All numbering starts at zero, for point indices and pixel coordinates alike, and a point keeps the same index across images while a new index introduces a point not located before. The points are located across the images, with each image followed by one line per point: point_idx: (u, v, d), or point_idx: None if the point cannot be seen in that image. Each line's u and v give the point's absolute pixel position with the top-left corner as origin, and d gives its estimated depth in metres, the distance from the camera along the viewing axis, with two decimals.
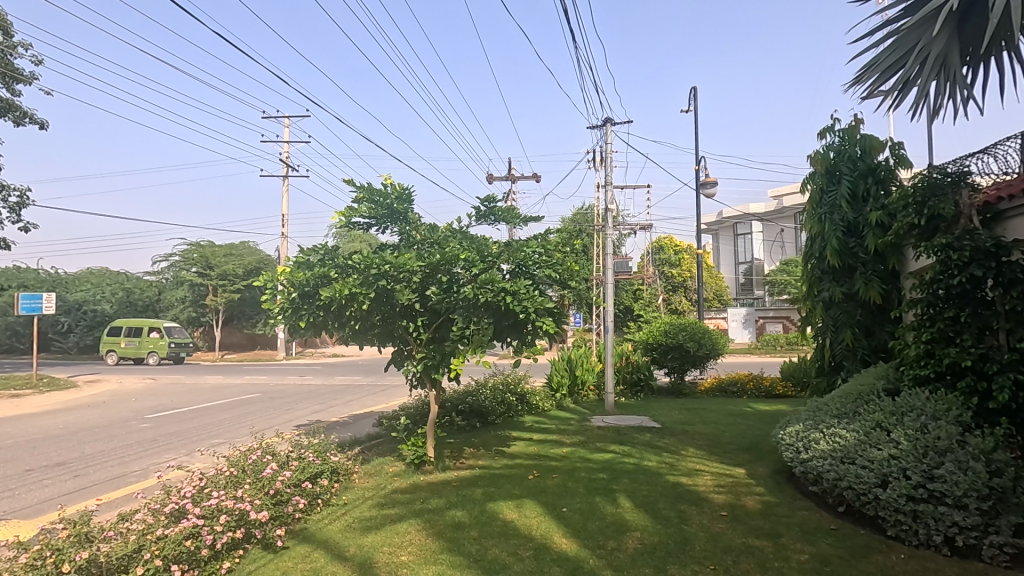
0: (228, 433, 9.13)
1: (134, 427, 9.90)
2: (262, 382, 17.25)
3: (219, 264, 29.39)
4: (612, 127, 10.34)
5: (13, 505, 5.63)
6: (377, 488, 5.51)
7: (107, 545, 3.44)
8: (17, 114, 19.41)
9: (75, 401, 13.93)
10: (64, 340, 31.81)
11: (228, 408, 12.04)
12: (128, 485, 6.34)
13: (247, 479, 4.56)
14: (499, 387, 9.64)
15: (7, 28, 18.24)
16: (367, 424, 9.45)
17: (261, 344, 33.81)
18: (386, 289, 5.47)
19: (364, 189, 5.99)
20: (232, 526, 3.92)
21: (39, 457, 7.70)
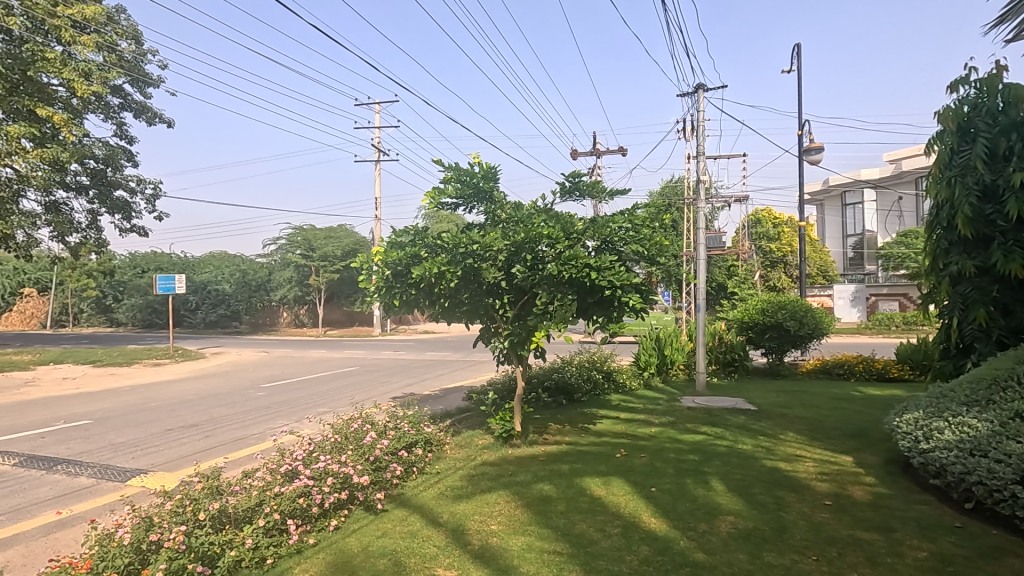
0: (331, 403, 9.88)
1: (251, 395, 10.97)
2: (360, 357, 18.43)
3: (320, 247, 31.46)
4: (704, 93, 9.74)
5: (157, 459, 6.46)
6: (467, 459, 5.70)
7: (234, 497, 3.86)
8: (149, 115, 21.76)
9: (202, 370, 15.67)
10: (193, 316, 35.75)
11: (331, 379, 13.01)
12: (249, 446, 7.04)
13: (350, 445, 4.92)
14: (585, 365, 9.65)
15: (138, 37, 20.46)
16: (457, 398, 9.82)
17: (358, 321, 35.95)
18: (473, 268, 5.59)
19: (452, 169, 6.11)
20: (337, 488, 4.26)
21: (177, 418, 8.78)
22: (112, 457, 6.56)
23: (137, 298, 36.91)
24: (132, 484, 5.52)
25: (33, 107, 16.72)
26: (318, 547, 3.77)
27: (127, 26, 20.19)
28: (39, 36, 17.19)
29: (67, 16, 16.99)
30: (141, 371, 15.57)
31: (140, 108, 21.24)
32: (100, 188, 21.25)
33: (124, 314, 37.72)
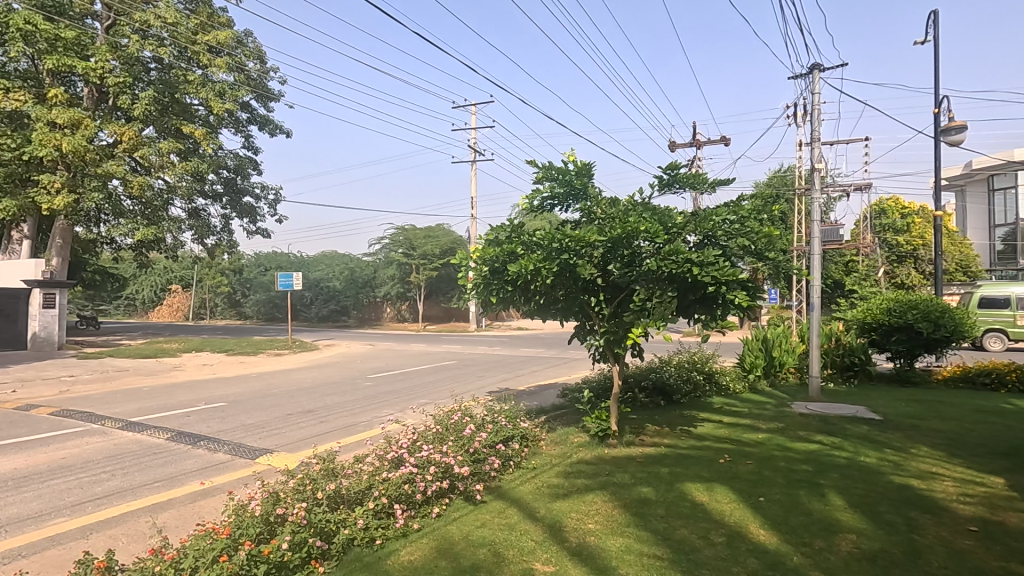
0: (432, 394, 10.32)
1: (360, 385, 11.74)
2: (457, 351, 19.09)
3: (420, 246, 32.89)
4: (820, 74, 8.96)
5: (281, 440, 7.12)
6: (563, 457, 5.70)
7: (347, 479, 4.15)
8: (271, 127, 23.93)
9: (317, 360, 17.04)
10: (308, 311, 38.91)
11: (431, 372, 13.58)
12: (359, 432, 7.53)
13: (451, 436, 5.12)
14: (684, 365, 9.29)
15: (262, 56, 22.54)
16: (552, 394, 9.87)
17: (455, 317, 37.20)
18: (569, 265, 5.55)
19: (547, 166, 6.12)
20: (439, 477, 4.45)
21: (296, 404, 9.61)
22: (244, 436, 7.32)
23: (261, 294, 40.97)
24: (261, 462, 6.13)
25: (180, 125, 19.07)
26: (422, 532, 3.93)
27: (254, 47, 22.35)
28: (184, 62, 19.51)
29: (205, 42, 19.10)
30: (265, 360, 17.23)
31: (264, 121, 23.44)
32: (232, 195, 23.74)
33: (251, 308, 41.95)
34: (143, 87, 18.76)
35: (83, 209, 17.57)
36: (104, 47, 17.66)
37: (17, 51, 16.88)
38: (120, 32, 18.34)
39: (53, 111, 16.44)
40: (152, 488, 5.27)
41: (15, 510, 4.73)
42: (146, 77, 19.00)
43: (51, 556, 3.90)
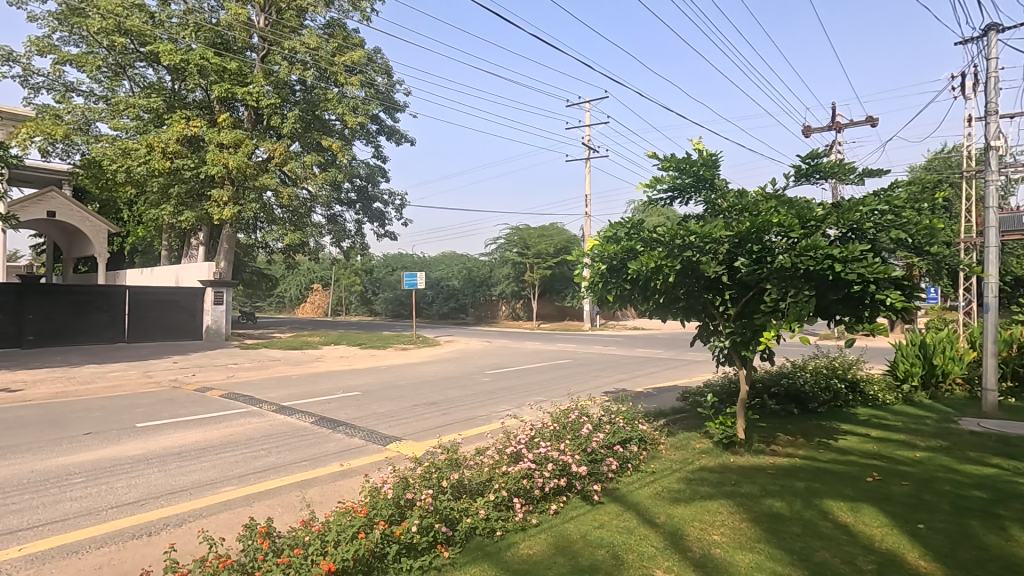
0: (548, 392, 10.42)
1: (478, 380, 12.16)
2: (572, 350, 19.11)
3: (535, 245, 33.31)
4: (998, 35, 7.66)
5: (407, 428, 7.59)
6: (684, 462, 5.44)
7: (469, 471, 4.33)
8: (397, 136, 25.64)
9: (439, 356, 17.97)
10: (430, 309, 41.13)
11: (547, 370, 13.71)
12: (478, 426, 7.80)
13: (568, 435, 5.13)
14: (822, 371, 8.45)
15: (390, 71, 24.23)
16: (671, 397, 9.48)
17: (569, 316, 37.16)
18: (692, 262, 5.28)
19: (668, 159, 5.87)
20: (557, 475, 4.48)
21: (421, 396, 10.20)
22: (376, 423, 7.92)
23: (389, 293, 44.12)
24: (391, 448, 6.58)
25: (320, 140, 21.11)
26: (540, 527, 3.97)
27: (382, 63, 24.12)
28: (325, 82, 21.54)
29: (341, 63, 20.87)
30: (394, 354, 18.52)
31: (391, 131, 25.17)
32: (364, 201, 25.79)
33: (380, 305, 45.31)
34: (290, 108, 21.03)
35: (244, 218, 20.10)
36: (260, 75, 20.06)
37: (194, 83, 19.75)
38: (272, 60, 20.69)
39: (221, 134, 19.00)
40: (299, 466, 5.89)
41: (196, 477, 5.52)
42: (293, 98, 21.24)
43: (223, 519, 4.51)
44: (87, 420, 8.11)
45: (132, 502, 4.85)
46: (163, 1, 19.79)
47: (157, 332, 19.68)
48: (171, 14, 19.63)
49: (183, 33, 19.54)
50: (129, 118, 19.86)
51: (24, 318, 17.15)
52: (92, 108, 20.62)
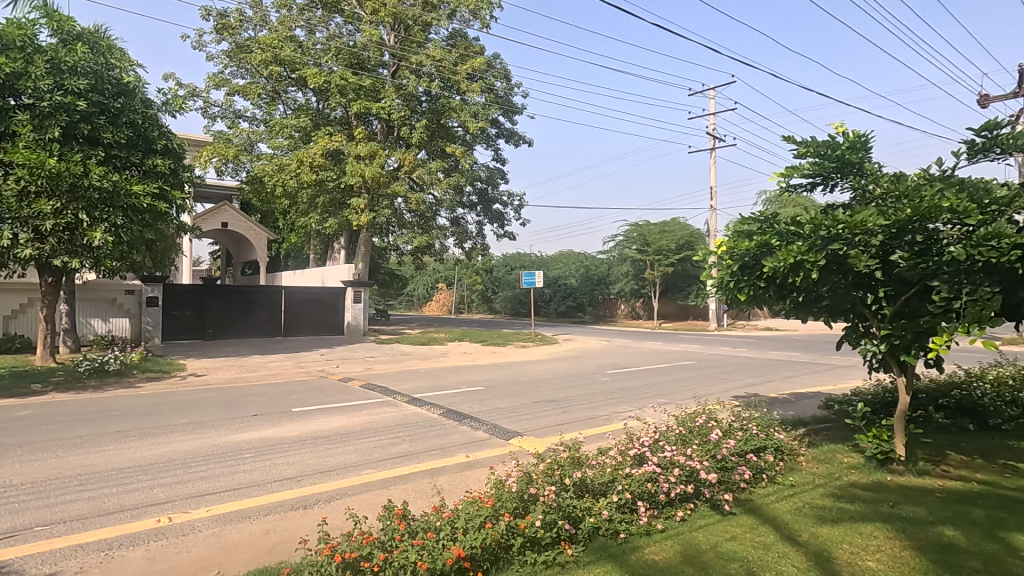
0: (672, 394, 10.02)
1: (597, 379, 12.04)
2: (697, 351, 18.18)
3: (655, 241, 32.17)
4: None
5: (529, 425, 7.74)
6: (829, 477, 4.94)
7: (591, 470, 4.31)
8: (516, 138, 26.21)
9: (558, 354, 18.07)
10: (547, 307, 41.57)
11: (670, 372, 13.19)
12: (599, 426, 7.73)
13: (694, 440, 4.90)
14: (1006, 383, 7.21)
15: (508, 75, 24.86)
16: (812, 405, 8.66)
17: (693, 315, 35.40)
18: (840, 256, 4.77)
19: (807, 144, 5.38)
20: (683, 481, 4.30)
21: (541, 393, 10.34)
22: (499, 418, 8.17)
23: (508, 291, 45.33)
24: (513, 443, 6.75)
25: (444, 147, 22.26)
26: (666, 533, 3.83)
27: (501, 68, 24.80)
28: (448, 91, 22.67)
29: (463, 71, 21.85)
30: (514, 351, 18.96)
31: (509, 134, 25.82)
32: (485, 203, 26.73)
33: (500, 304, 46.65)
34: (417, 118, 22.42)
35: (378, 223, 21.81)
36: (390, 89, 21.61)
37: (336, 102, 21.79)
38: (401, 74, 22.16)
39: (357, 147, 20.78)
40: (429, 455, 6.25)
41: (341, 459, 6.10)
42: (420, 108, 22.62)
43: (365, 499, 4.93)
44: (254, 403, 9.32)
45: (291, 478, 5.48)
46: (309, 30, 22.10)
47: (307, 327, 22.01)
48: (316, 42, 21.86)
49: (326, 57, 21.63)
50: (284, 137, 22.42)
51: (204, 314, 19.91)
52: (254, 131, 23.60)
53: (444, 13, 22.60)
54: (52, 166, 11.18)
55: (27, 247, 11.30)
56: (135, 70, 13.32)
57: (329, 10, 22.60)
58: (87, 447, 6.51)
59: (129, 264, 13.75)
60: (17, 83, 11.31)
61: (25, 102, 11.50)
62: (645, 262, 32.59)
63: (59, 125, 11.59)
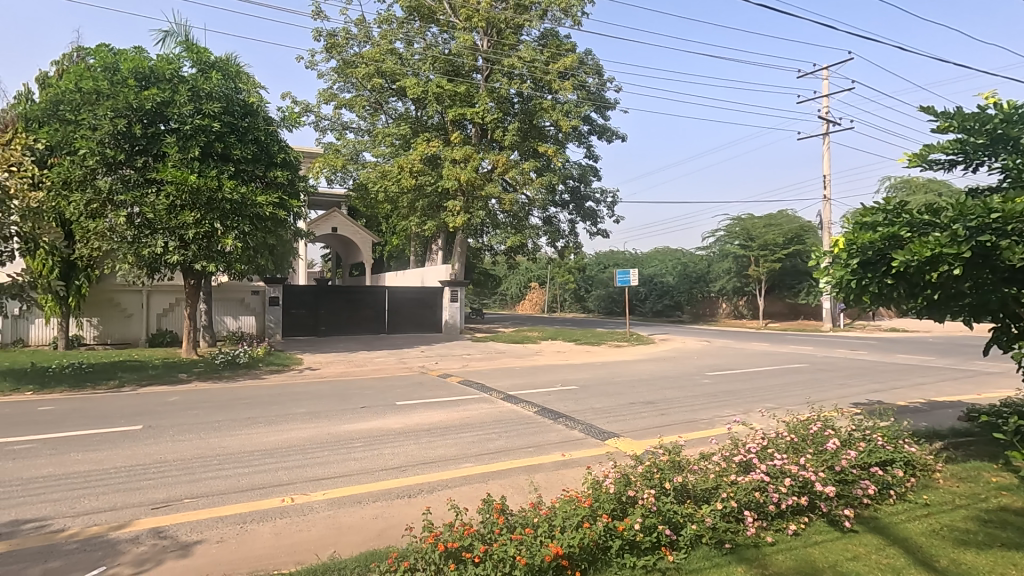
0: (781, 399, 9.37)
1: (698, 381, 11.53)
2: (808, 353, 16.84)
3: (760, 236, 30.17)
4: None
5: (626, 426, 7.60)
6: (974, 497, 4.37)
7: (693, 475, 4.14)
8: (608, 134, 25.82)
9: (654, 354, 17.55)
10: (642, 306, 40.44)
11: (778, 374, 12.34)
12: (701, 430, 7.41)
13: (808, 449, 4.54)
14: None
15: (600, 70, 24.54)
16: (951, 415, 7.72)
17: (803, 315, 32.79)
18: (988, 248, 4.22)
19: (951, 118, 4.83)
20: (796, 492, 4.00)
21: (638, 394, 10.09)
22: (595, 418, 8.09)
23: (602, 290, 44.72)
24: (610, 444, 6.66)
25: (537, 147, 22.46)
26: (777, 547, 3.60)
27: (593, 64, 24.50)
28: (540, 92, 22.84)
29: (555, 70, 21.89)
30: (608, 351, 18.66)
31: (602, 130, 25.49)
32: (577, 201, 26.58)
33: (593, 303, 46.14)
34: (510, 120, 22.77)
35: (474, 224, 22.44)
36: (484, 93, 22.12)
37: (433, 109, 22.67)
38: (494, 78, 22.60)
39: (453, 151, 21.48)
40: (525, 452, 6.33)
41: (442, 452, 6.35)
42: (512, 110, 22.97)
43: (465, 492, 5.09)
44: (362, 396, 9.97)
45: (396, 468, 5.79)
46: (408, 42, 23.19)
47: (408, 325, 23.12)
48: (414, 52, 22.91)
49: (423, 66, 22.56)
50: (386, 146, 23.67)
51: (317, 312, 21.58)
52: (359, 141, 25.18)
53: (535, 14, 22.85)
54: (193, 182, 12.66)
55: (175, 253, 12.85)
56: (258, 91, 14.72)
57: (425, 21, 23.55)
58: (222, 430, 7.31)
59: (255, 267, 15.26)
60: (166, 111, 12.87)
61: (172, 126, 13.06)
62: (749, 258, 30.71)
63: (198, 145, 13.08)
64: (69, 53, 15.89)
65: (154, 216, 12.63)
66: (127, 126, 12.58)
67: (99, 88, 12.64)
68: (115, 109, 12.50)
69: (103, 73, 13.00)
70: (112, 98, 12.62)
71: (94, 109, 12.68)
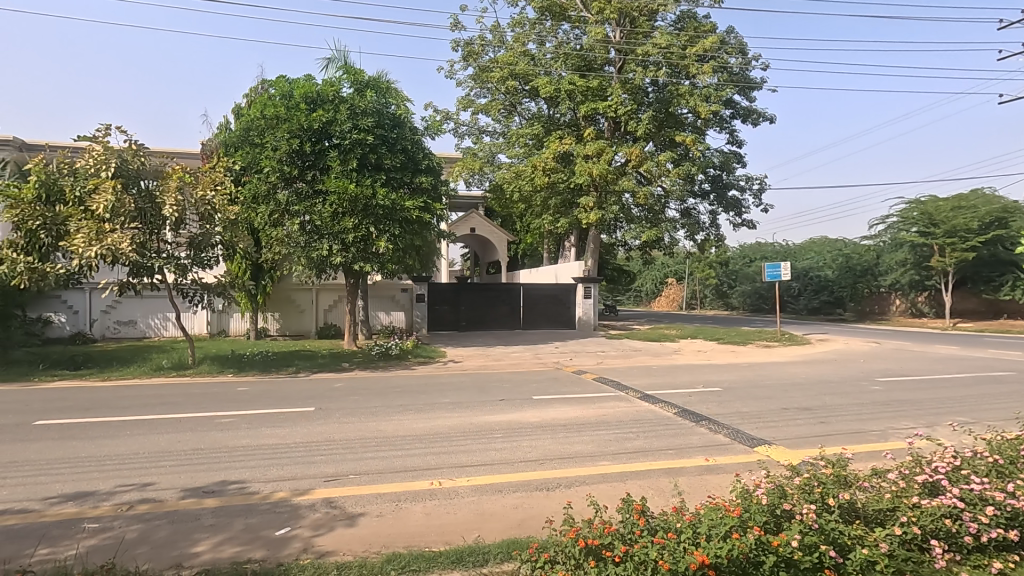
0: (977, 412, 7.94)
1: (866, 387, 10.21)
2: (1016, 359, 14.02)
3: (947, 220, 25.85)
4: None
5: (778, 433, 6.99)
6: None
7: (863, 493, 3.68)
8: (754, 117, 23.87)
9: (810, 356, 15.86)
10: (796, 303, 36.72)
11: (973, 383, 10.46)
12: (871, 442, 6.55)
13: (1018, 474, 3.78)
14: None
15: (744, 48, 22.81)
16: None
17: (1006, 313, 27.45)
18: None
19: None
20: (1002, 524, 3.36)
21: (792, 399, 9.20)
22: (743, 423, 7.55)
23: (747, 285, 41.49)
24: (760, 451, 6.17)
25: (674, 136, 21.54)
26: None
27: (736, 42, 22.84)
28: (677, 78, 21.87)
29: (694, 53, 20.81)
30: (755, 351, 17.25)
31: (746, 113, 23.65)
32: (718, 191, 25.01)
33: (737, 299, 42.97)
34: (644, 110, 22.11)
35: (607, 220, 22.17)
36: (617, 85, 21.70)
37: (566, 107, 22.75)
38: (627, 68, 22.04)
39: (586, 147, 21.43)
40: (666, 454, 6.11)
41: (579, 448, 6.38)
42: (647, 100, 22.26)
43: (603, 489, 5.06)
44: (500, 389, 10.35)
45: (534, 460, 5.94)
46: (540, 42, 23.50)
47: (542, 321, 23.49)
48: (547, 51, 23.14)
49: (556, 64, 22.72)
50: (520, 146, 24.23)
51: (458, 308, 22.86)
52: (495, 143, 26.06)
53: None
54: (353, 191, 14.15)
55: (338, 255, 14.41)
56: (405, 104, 15.98)
57: (557, 19, 23.72)
58: (379, 416, 8.07)
59: (403, 267, 16.54)
60: (330, 129, 14.52)
61: (334, 142, 14.68)
62: (931, 246, 26.48)
63: (356, 157, 14.57)
64: (255, 86, 18.54)
65: (321, 223, 14.30)
66: (300, 145, 14.41)
67: (278, 113, 14.61)
68: (291, 131, 14.37)
69: (280, 100, 14.97)
70: (288, 121, 14.53)
71: (275, 132, 14.67)
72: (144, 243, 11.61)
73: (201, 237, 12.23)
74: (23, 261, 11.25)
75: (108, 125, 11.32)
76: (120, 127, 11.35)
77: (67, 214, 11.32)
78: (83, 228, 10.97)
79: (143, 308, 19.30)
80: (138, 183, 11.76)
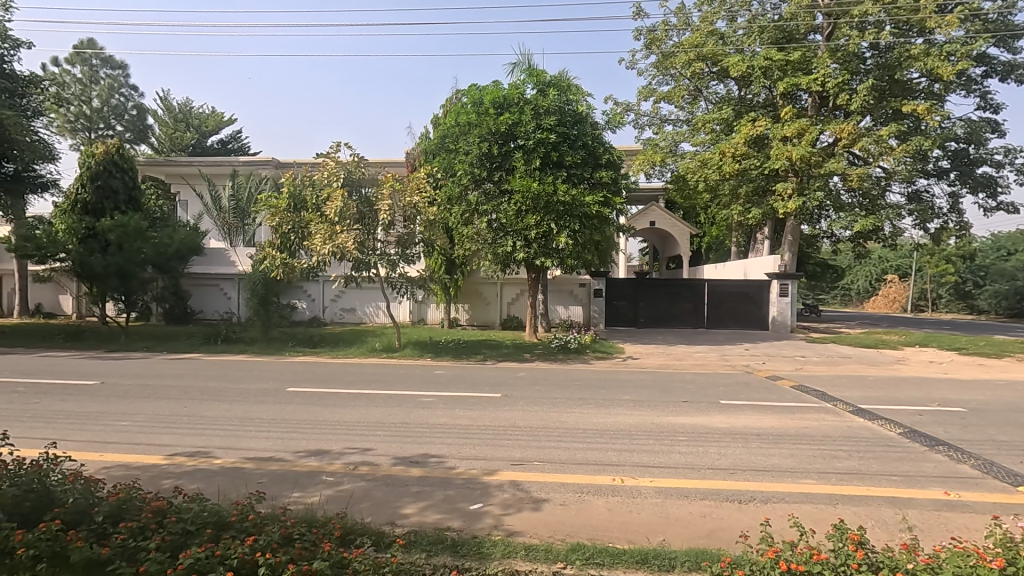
0: None
1: None
2: None
3: None
4: None
5: None
6: None
7: None
8: (1020, 72, 19.06)
9: None
10: None
11: None
12: None
13: None
14: None
15: None
16: None
17: None
18: None
19: None
20: None
21: None
22: (1000, 454, 6.09)
23: (1002, 284, 33.47)
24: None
25: (900, 106, 18.24)
26: None
27: None
28: (906, 36, 18.52)
29: (932, 5, 17.36)
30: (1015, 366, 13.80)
31: (1007, 69, 19.00)
32: (962, 168, 20.57)
33: (986, 301, 34.89)
34: (861, 80, 19.14)
35: (809, 209, 19.70)
36: (825, 54, 19.11)
37: (759, 86, 20.64)
38: (839, 34, 19.27)
39: (784, 128, 19.24)
40: (888, 480, 5.22)
41: (775, 461, 5.80)
42: (864, 67, 19.24)
43: (808, 510, 4.52)
44: (684, 390, 9.87)
45: (724, 469, 5.55)
46: (731, 18, 21.72)
47: (729, 320, 21.86)
48: (738, 27, 21.29)
49: (749, 40, 20.75)
50: (706, 133, 22.63)
51: (637, 304, 22.37)
52: (679, 132, 24.91)
53: None
54: (536, 189, 14.68)
55: (521, 251, 15.15)
56: (586, 100, 16.11)
57: None
58: (561, 408, 8.27)
59: (583, 263, 16.56)
60: (515, 130, 15.26)
61: (519, 143, 15.38)
62: None
63: (539, 156, 15.12)
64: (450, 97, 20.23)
65: (507, 221, 15.13)
66: (489, 148, 15.39)
67: (470, 120, 15.76)
68: (481, 135, 15.41)
69: (472, 107, 16.14)
70: (479, 126, 15.58)
71: (467, 137, 15.87)
72: (364, 242, 13.47)
73: (406, 236, 13.82)
74: (278, 258, 13.89)
75: (338, 143, 13.43)
76: (348, 143, 13.39)
77: (309, 219, 13.69)
78: (320, 230, 13.15)
79: (362, 298, 22.55)
80: (359, 191, 13.69)
